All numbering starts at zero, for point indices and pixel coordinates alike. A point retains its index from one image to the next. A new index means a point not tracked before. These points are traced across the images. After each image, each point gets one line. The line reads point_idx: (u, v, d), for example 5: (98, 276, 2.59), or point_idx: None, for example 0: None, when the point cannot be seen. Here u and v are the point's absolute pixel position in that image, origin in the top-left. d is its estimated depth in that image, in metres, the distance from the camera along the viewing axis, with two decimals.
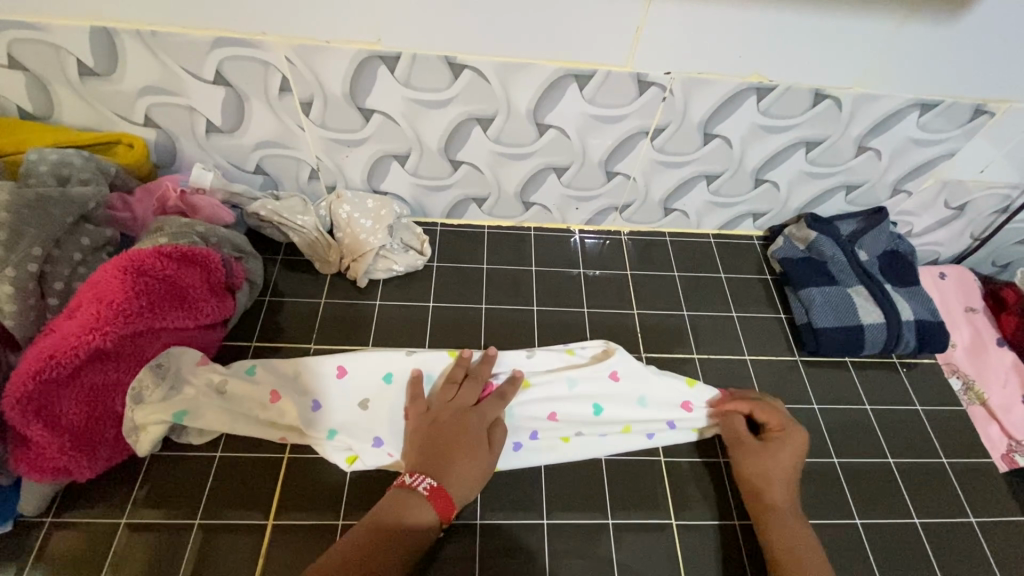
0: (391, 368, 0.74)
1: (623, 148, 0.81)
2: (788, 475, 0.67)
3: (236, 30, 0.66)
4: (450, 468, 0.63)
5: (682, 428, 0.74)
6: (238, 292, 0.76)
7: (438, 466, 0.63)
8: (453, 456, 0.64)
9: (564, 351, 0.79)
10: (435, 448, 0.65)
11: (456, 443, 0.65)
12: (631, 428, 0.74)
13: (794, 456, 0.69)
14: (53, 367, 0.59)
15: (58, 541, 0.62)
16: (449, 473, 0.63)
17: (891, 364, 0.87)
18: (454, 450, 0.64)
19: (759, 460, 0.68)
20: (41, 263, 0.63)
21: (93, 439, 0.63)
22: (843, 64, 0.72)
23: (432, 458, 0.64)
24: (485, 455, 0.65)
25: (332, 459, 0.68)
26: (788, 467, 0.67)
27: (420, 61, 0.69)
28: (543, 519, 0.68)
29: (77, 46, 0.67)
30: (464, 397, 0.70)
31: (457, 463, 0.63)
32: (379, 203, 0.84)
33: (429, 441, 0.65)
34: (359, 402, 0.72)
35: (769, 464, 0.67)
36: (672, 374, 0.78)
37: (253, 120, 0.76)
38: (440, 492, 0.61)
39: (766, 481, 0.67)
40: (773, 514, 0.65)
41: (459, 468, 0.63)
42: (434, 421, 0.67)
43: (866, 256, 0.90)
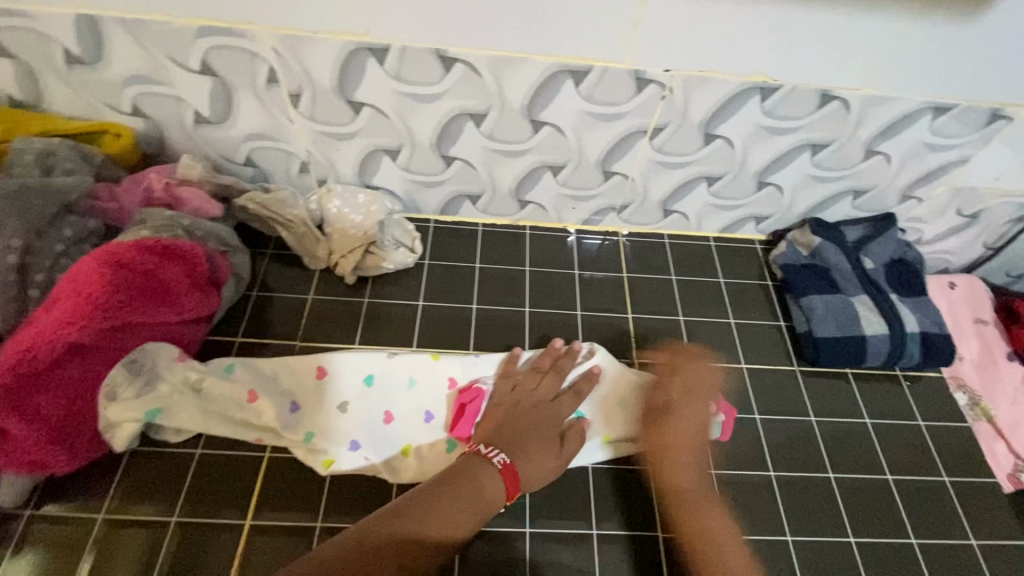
0: (372, 369, 0.74)
1: (621, 147, 0.78)
2: (696, 458, 0.69)
3: (221, 18, 0.65)
4: (525, 452, 0.65)
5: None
6: (223, 286, 0.74)
7: (517, 445, 0.65)
8: (525, 439, 0.66)
9: None
10: (514, 431, 0.67)
11: (532, 431, 0.67)
12: (612, 437, 0.73)
13: (700, 430, 0.71)
14: (31, 359, 0.59)
15: (36, 535, 0.62)
16: (524, 455, 0.64)
17: (894, 377, 0.84)
18: (533, 435, 0.67)
19: (659, 456, 0.69)
20: (20, 255, 0.62)
21: (71, 434, 0.62)
22: (850, 62, 0.69)
23: (512, 437, 0.66)
24: (556, 449, 0.67)
25: (310, 463, 0.68)
26: (690, 456, 0.69)
27: (410, 53, 0.67)
28: (524, 527, 0.66)
29: (61, 32, 0.66)
30: (546, 387, 0.72)
31: (534, 449, 0.65)
32: (370, 198, 0.83)
33: (511, 423, 0.68)
34: (337, 404, 0.72)
35: (675, 447, 0.69)
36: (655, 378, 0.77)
37: (241, 111, 0.74)
38: (512, 472, 0.62)
39: (677, 466, 0.68)
40: (688, 500, 0.66)
41: (527, 454, 0.65)
42: (521, 407, 0.70)
43: (872, 264, 0.87)
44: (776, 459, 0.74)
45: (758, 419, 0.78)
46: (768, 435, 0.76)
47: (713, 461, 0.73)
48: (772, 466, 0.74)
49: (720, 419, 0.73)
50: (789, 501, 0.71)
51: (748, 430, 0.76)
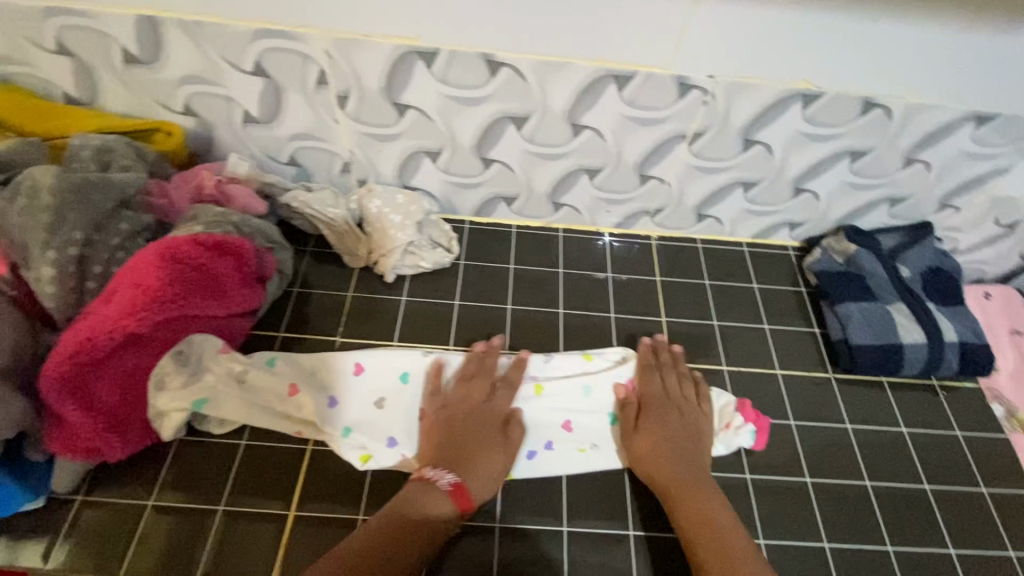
0: (408, 367, 0.75)
1: (659, 152, 0.79)
2: (682, 448, 0.69)
3: (279, 22, 0.67)
4: (474, 466, 0.66)
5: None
6: (268, 282, 0.76)
7: (464, 462, 0.66)
8: (469, 454, 0.67)
9: (581, 355, 0.78)
10: (457, 444, 0.68)
11: (472, 441, 0.68)
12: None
13: (686, 424, 0.72)
14: (90, 350, 0.60)
15: (89, 519, 0.64)
16: (474, 471, 0.66)
17: (930, 386, 0.83)
18: (480, 447, 0.68)
19: (641, 447, 0.70)
20: (81, 247, 0.64)
21: (123, 420, 0.64)
22: (893, 70, 0.70)
23: (458, 457, 0.67)
24: (502, 455, 0.68)
25: (347, 457, 0.69)
26: (665, 444, 0.69)
27: (458, 57, 0.69)
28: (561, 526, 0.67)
29: (122, 33, 0.68)
30: (475, 394, 0.72)
31: (484, 459, 0.67)
32: (409, 199, 0.84)
33: (453, 437, 0.69)
34: (374, 400, 0.73)
35: (655, 438, 0.70)
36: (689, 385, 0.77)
37: (289, 112, 0.76)
38: (460, 487, 0.64)
39: (659, 458, 0.68)
40: (675, 491, 0.66)
41: (473, 463, 0.66)
42: (462, 420, 0.70)
43: (908, 272, 0.87)
44: (811, 466, 0.74)
45: (793, 424, 0.78)
46: (803, 441, 0.76)
47: (747, 465, 0.73)
48: (807, 472, 0.74)
49: (750, 428, 0.74)
50: (825, 508, 0.71)
51: (783, 435, 0.76)
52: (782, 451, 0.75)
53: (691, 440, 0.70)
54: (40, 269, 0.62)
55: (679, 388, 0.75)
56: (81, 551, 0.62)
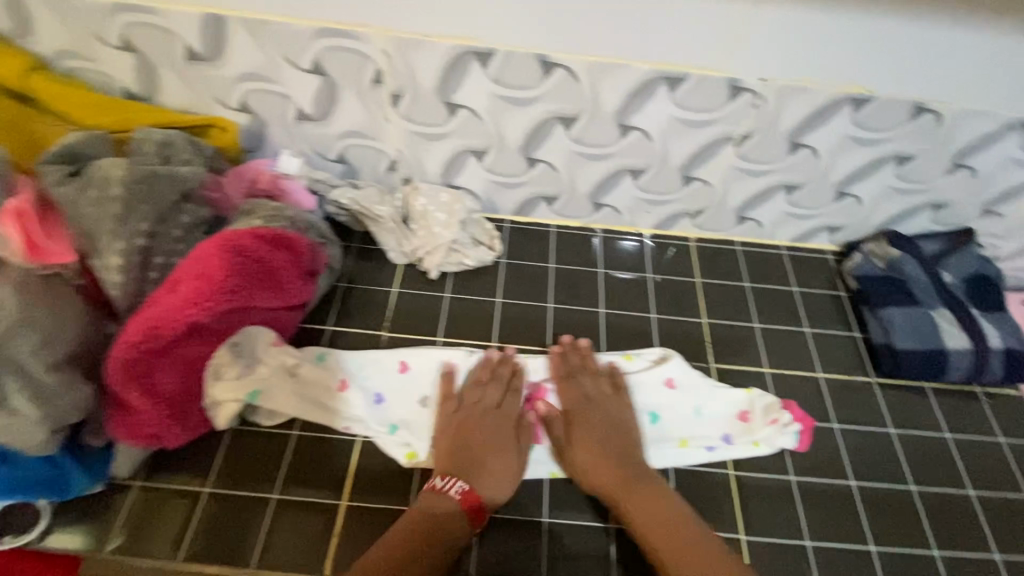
0: (451, 366, 0.76)
1: (705, 154, 0.80)
2: (616, 451, 0.69)
3: (341, 21, 0.69)
4: (484, 472, 0.66)
5: (740, 443, 0.74)
6: (319, 276, 0.78)
7: (475, 467, 0.67)
8: (483, 458, 0.67)
9: (623, 355, 0.80)
10: (469, 451, 0.68)
11: (486, 445, 0.69)
12: (689, 443, 0.74)
13: (612, 423, 0.71)
14: (155, 337, 0.62)
15: (147, 504, 0.66)
16: (483, 476, 0.66)
17: (973, 393, 0.83)
18: (493, 451, 0.68)
19: (577, 455, 0.69)
20: (146, 238, 0.66)
21: (183, 407, 0.66)
22: (944, 75, 0.70)
23: (468, 462, 0.67)
24: (514, 459, 0.68)
25: (394, 455, 0.70)
26: (603, 449, 0.69)
27: (514, 57, 0.70)
28: (607, 523, 0.67)
29: (188, 30, 0.70)
30: (488, 399, 0.73)
31: (495, 463, 0.67)
32: (453, 197, 0.85)
33: (461, 443, 0.69)
34: (419, 398, 0.74)
35: (589, 445, 0.69)
36: (730, 390, 0.78)
37: (342, 109, 0.77)
38: (471, 493, 0.64)
39: (599, 466, 0.67)
40: (624, 497, 0.65)
41: (485, 468, 0.67)
42: (476, 424, 0.70)
43: (951, 278, 0.87)
44: (855, 469, 0.75)
45: (836, 428, 0.78)
46: (846, 445, 0.76)
47: (792, 467, 0.74)
48: (851, 475, 0.74)
49: (794, 427, 0.75)
50: (870, 512, 0.71)
51: (826, 438, 0.77)
52: (826, 453, 0.75)
53: (623, 441, 0.70)
54: (108, 258, 0.63)
55: (591, 391, 0.74)
56: (140, 535, 0.64)
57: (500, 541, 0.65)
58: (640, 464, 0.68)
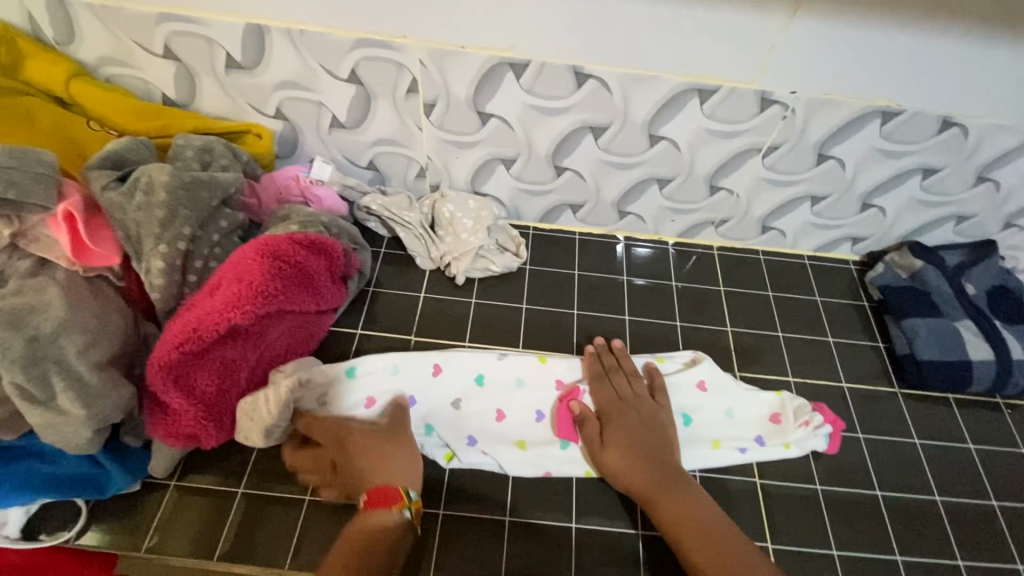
0: (483, 369, 0.77)
1: (732, 164, 0.80)
2: (651, 450, 0.69)
3: (379, 32, 0.70)
4: (378, 467, 0.64)
5: (773, 444, 0.75)
6: (350, 280, 0.79)
7: (367, 472, 0.64)
8: (366, 461, 0.65)
9: (655, 358, 0.80)
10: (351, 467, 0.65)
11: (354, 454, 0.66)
12: (721, 444, 0.75)
13: (645, 424, 0.71)
14: (195, 340, 0.63)
15: (184, 503, 0.67)
16: (380, 472, 0.64)
17: (996, 404, 0.83)
18: (376, 445, 0.66)
19: (611, 454, 0.69)
20: (187, 242, 0.67)
21: (220, 409, 0.66)
22: (974, 90, 0.71)
23: (357, 468, 0.64)
24: (392, 446, 0.67)
25: (431, 454, 0.71)
26: (637, 447, 0.69)
27: (548, 69, 0.71)
28: (633, 529, 0.67)
29: (229, 40, 0.72)
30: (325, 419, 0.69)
31: (388, 454, 0.66)
32: (480, 204, 0.87)
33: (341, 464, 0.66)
34: (451, 400, 0.75)
35: (623, 444, 0.69)
36: (765, 393, 0.79)
37: (376, 117, 0.79)
38: (376, 488, 0.62)
39: (633, 466, 0.67)
40: (657, 497, 0.65)
41: (378, 468, 0.64)
42: (343, 430, 0.67)
43: (973, 289, 0.87)
44: (880, 479, 0.75)
45: (861, 437, 0.78)
46: (871, 454, 0.77)
47: (817, 475, 0.74)
48: (876, 484, 0.74)
49: (825, 429, 0.76)
50: (896, 522, 0.72)
51: (851, 448, 0.77)
52: (851, 462, 0.76)
53: (657, 441, 0.70)
54: (151, 262, 0.65)
55: (627, 392, 0.75)
56: (176, 534, 0.65)
57: (530, 546, 0.66)
58: (672, 465, 0.68)
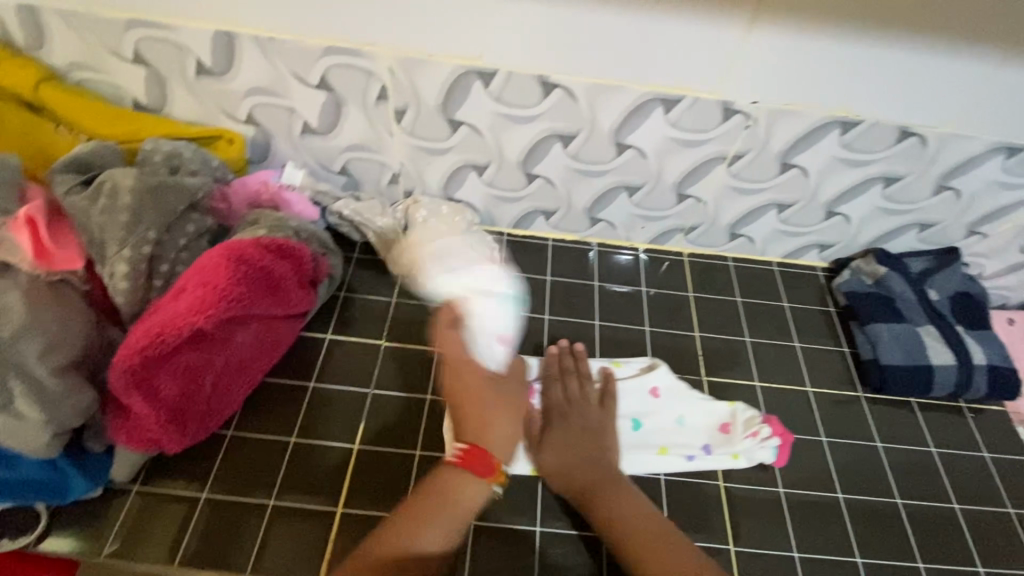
0: None
1: (699, 172, 0.82)
2: (589, 453, 0.70)
3: (348, 40, 0.71)
4: (488, 431, 0.67)
5: (720, 453, 0.75)
6: (319, 285, 0.80)
7: (480, 423, 0.67)
8: (483, 416, 0.67)
9: (610, 363, 0.81)
10: (476, 410, 0.68)
11: (476, 404, 0.68)
12: (668, 450, 0.75)
13: (587, 430, 0.72)
14: (159, 344, 0.63)
15: (143, 510, 0.66)
16: (490, 433, 0.67)
17: (959, 408, 0.85)
18: (499, 400, 0.69)
19: (547, 454, 0.70)
20: (152, 246, 0.67)
21: (184, 414, 0.66)
22: (929, 102, 0.73)
23: (475, 411, 0.68)
24: (508, 412, 0.69)
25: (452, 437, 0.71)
26: (575, 449, 0.70)
27: (515, 77, 0.73)
28: (574, 531, 0.68)
29: (199, 46, 0.73)
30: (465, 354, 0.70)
31: (492, 417, 0.68)
32: (453, 210, 0.88)
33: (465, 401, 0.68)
34: None
35: (561, 445, 0.70)
36: (717, 402, 0.80)
37: (347, 124, 0.80)
38: (478, 450, 0.65)
39: (568, 467, 0.69)
40: (592, 497, 0.67)
41: (485, 427, 0.67)
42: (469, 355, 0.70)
43: (937, 296, 0.89)
44: (843, 482, 0.76)
45: (824, 441, 0.79)
46: (835, 458, 0.78)
47: (780, 479, 0.75)
48: (839, 488, 0.75)
49: (772, 441, 0.76)
50: (858, 525, 0.73)
51: (814, 451, 0.78)
52: (814, 467, 0.77)
53: (596, 445, 0.71)
54: (115, 266, 0.65)
55: (573, 394, 0.75)
56: (136, 540, 0.64)
57: (493, 550, 0.66)
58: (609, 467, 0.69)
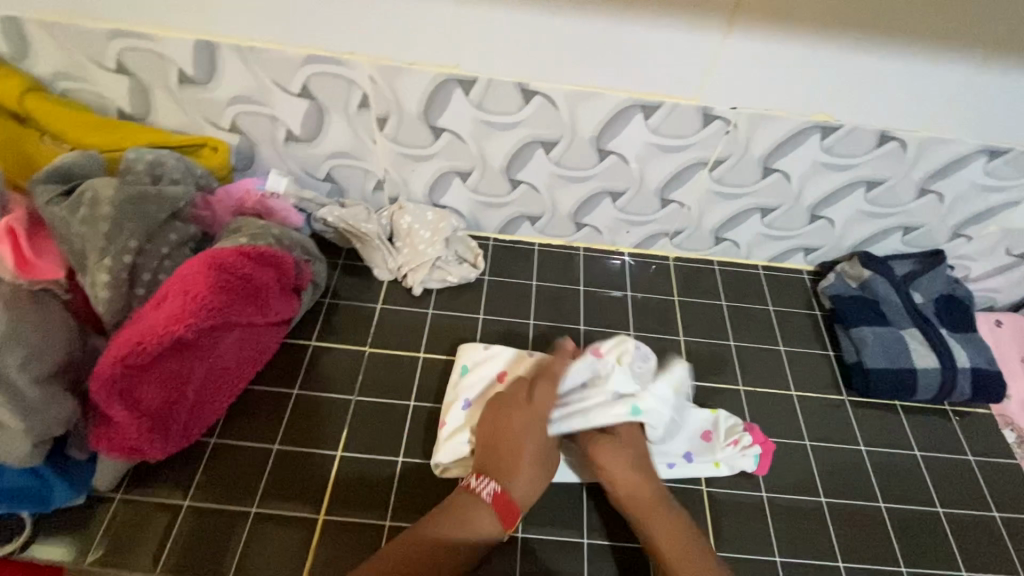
0: (467, 364, 0.77)
1: (681, 177, 0.82)
2: (641, 462, 0.68)
3: (329, 49, 0.71)
4: (515, 477, 0.65)
5: (702, 461, 0.74)
6: (303, 292, 0.80)
7: (506, 469, 0.65)
8: (514, 463, 0.66)
9: None
10: (511, 452, 0.66)
11: (512, 449, 0.66)
12: None
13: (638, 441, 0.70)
14: (138, 352, 0.63)
15: (125, 518, 0.67)
16: (513, 480, 0.65)
17: (943, 411, 0.85)
18: (535, 457, 0.67)
19: (604, 459, 0.68)
20: (134, 255, 0.67)
21: (166, 422, 0.67)
22: (908, 106, 0.73)
23: (505, 456, 0.66)
24: (543, 464, 0.67)
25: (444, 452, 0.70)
26: (631, 457, 0.68)
27: (494, 85, 0.73)
28: (608, 540, 0.68)
29: (180, 56, 0.73)
30: (536, 402, 0.69)
31: (517, 465, 0.66)
32: (438, 216, 0.88)
33: (499, 442, 0.67)
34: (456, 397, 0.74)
35: (617, 453, 0.68)
36: (699, 407, 0.79)
37: (330, 131, 0.80)
38: (502, 497, 0.64)
39: (624, 474, 0.67)
40: (643, 507, 0.66)
41: (512, 470, 0.65)
42: (530, 407, 0.69)
43: (921, 299, 0.90)
44: (826, 486, 0.76)
45: (808, 445, 0.79)
46: (818, 462, 0.78)
47: (763, 484, 0.75)
48: (822, 492, 0.76)
49: (755, 449, 0.75)
50: (840, 529, 0.73)
51: (798, 455, 0.78)
52: (798, 472, 0.77)
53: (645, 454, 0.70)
54: (96, 275, 0.65)
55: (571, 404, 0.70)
56: (118, 546, 0.65)
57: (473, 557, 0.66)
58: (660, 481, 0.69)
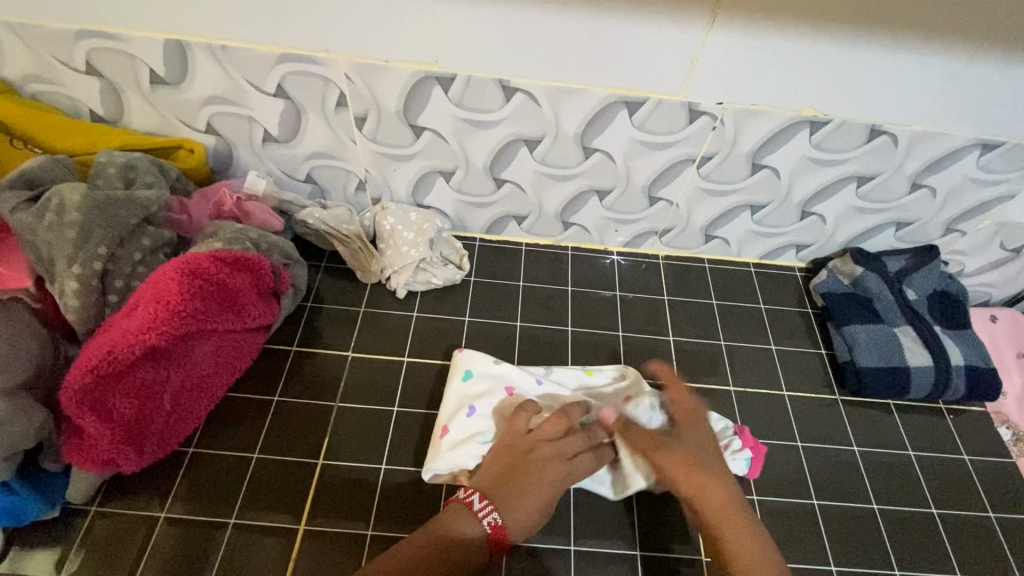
0: (470, 370, 0.74)
1: (669, 173, 0.80)
2: (710, 466, 0.62)
3: (303, 46, 0.69)
4: (519, 506, 0.60)
5: None
6: (282, 297, 0.78)
7: (515, 500, 0.60)
8: (523, 493, 0.61)
9: (583, 371, 0.77)
10: (527, 485, 0.61)
11: (528, 486, 0.61)
12: None
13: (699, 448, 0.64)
14: (110, 363, 0.61)
15: (100, 531, 0.65)
16: (514, 511, 0.60)
17: (938, 409, 0.84)
18: (544, 499, 0.62)
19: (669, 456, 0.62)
20: (104, 262, 0.66)
21: (140, 434, 0.65)
22: (898, 99, 0.72)
23: (519, 491, 0.61)
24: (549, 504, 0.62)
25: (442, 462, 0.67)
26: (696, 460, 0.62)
27: (473, 83, 0.71)
28: (641, 551, 0.67)
29: (151, 56, 0.71)
30: (576, 461, 0.64)
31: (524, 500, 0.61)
32: (422, 217, 0.86)
33: (520, 476, 0.62)
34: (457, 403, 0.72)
35: (679, 454, 0.62)
36: None
37: (308, 132, 0.78)
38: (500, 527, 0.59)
39: (687, 476, 0.61)
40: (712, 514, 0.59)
41: (523, 501, 0.61)
42: (565, 463, 0.64)
43: (914, 295, 0.87)
44: (818, 489, 0.75)
45: (800, 446, 0.78)
46: (811, 463, 0.77)
47: (755, 487, 0.74)
48: (814, 494, 0.74)
49: (748, 454, 0.72)
50: (833, 531, 0.71)
51: (789, 457, 0.77)
52: (790, 473, 0.75)
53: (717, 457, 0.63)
54: (64, 283, 0.63)
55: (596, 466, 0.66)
56: (92, 561, 0.63)
57: None
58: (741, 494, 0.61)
